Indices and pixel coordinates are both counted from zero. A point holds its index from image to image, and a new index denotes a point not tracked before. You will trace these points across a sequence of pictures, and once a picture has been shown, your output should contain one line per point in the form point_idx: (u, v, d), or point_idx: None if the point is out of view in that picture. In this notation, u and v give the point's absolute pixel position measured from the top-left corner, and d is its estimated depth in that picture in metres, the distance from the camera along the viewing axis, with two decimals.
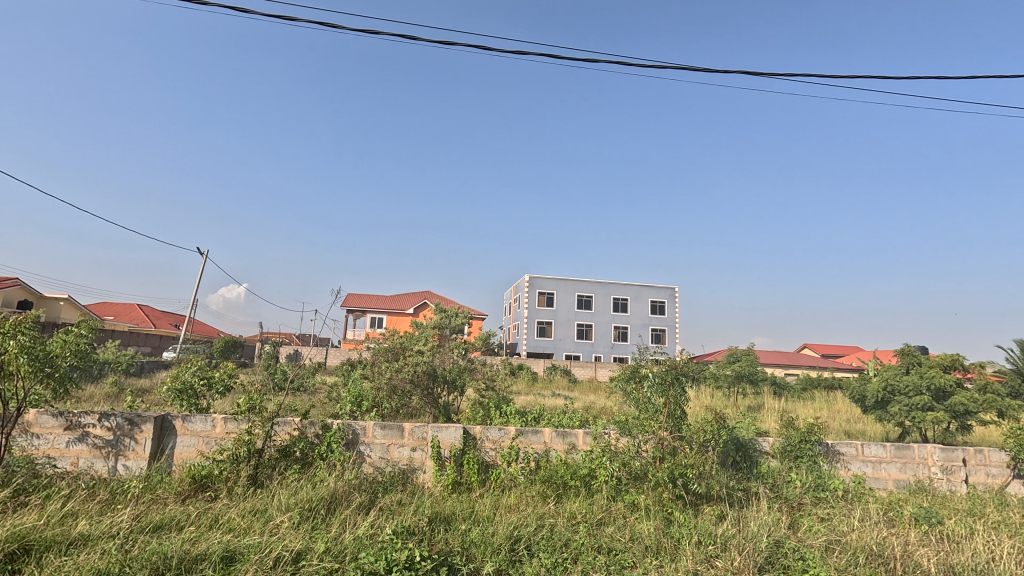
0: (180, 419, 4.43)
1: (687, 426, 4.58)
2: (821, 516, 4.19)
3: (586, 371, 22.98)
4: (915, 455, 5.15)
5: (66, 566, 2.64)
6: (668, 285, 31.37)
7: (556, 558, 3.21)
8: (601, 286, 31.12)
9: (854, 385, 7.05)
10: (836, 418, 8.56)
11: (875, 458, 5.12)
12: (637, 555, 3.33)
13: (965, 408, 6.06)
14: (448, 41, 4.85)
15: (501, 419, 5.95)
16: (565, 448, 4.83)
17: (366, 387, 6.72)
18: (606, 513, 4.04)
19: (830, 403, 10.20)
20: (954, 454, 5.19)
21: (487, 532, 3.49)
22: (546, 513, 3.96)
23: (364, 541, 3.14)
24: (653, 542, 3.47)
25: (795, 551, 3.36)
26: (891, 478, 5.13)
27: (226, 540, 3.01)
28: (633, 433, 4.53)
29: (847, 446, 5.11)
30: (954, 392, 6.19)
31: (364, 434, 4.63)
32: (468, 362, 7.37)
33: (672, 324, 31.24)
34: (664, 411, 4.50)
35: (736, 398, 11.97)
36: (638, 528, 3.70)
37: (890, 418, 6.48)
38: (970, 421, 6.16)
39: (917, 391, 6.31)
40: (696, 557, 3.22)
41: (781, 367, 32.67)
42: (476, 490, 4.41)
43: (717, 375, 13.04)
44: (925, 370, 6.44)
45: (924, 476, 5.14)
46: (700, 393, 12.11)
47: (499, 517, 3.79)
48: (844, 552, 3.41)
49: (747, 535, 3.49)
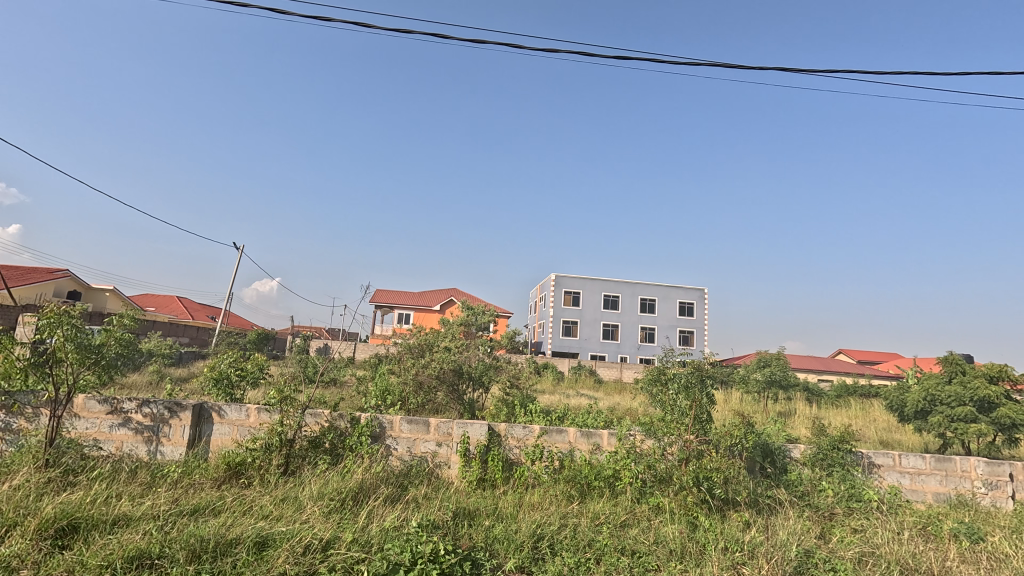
0: (216, 409, 4.60)
1: (714, 430, 4.49)
2: (853, 527, 4.05)
3: (612, 372, 22.83)
4: (956, 468, 4.94)
5: (110, 544, 2.78)
6: (698, 286, 30.87)
7: (579, 558, 3.21)
8: (629, 286, 30.81)
9: (892, 394, 6.83)
10: (871, 426, 8.31)
11: (913, 469, 4.94)
12: (661, 558, 3.30)
13: (1012, 421, 5.78)
14: (479, 40, 4.89)
15: (525, 417, 5.99)
16: (589, 449, 4.82)
17: (392, 380, 6.72)
18: (630, 515, 4.01)
19: (865, 411, 9.87)
20: (1000, 468, 4.95)
21: (510, 529, 3.51)
22: (569, 513, 3.95)
23: (390, 532, 3.20)
24: (678, 546, 3.43)
25: (825, 561, 3.27)
26: (930, 491, 4.94)
27: (260, 526, 3.12)
28: (658, 435, 4.48)
29: (883, 456, 4.95)
30: (1000, 404, 5.91)
31: (391, 428, 4.72)
32: (493, 360, 7.47)
33: (701, 326, 30.68)
34: (690, 414, 4.41)
35: (766, 403, 11.75)
36: (662, 531, 3.67)
37: (929, 429, 6.25)
38: (1017, 434, 5.87)
39: (959, 401, 6.06)
40: (721, 563, 3.18)
41: (815, 372, 31.79)
42: (499, 487, 4.45)
43: (745, 380, 12.84)
44: (969, 380, 6.17)
45: (966, 491, 4.93)
46: (728, 396, 11.95)
47: (522, 515, 3.81)
48: (878, 564, 3.30)
49: (776, 543, 3.42)
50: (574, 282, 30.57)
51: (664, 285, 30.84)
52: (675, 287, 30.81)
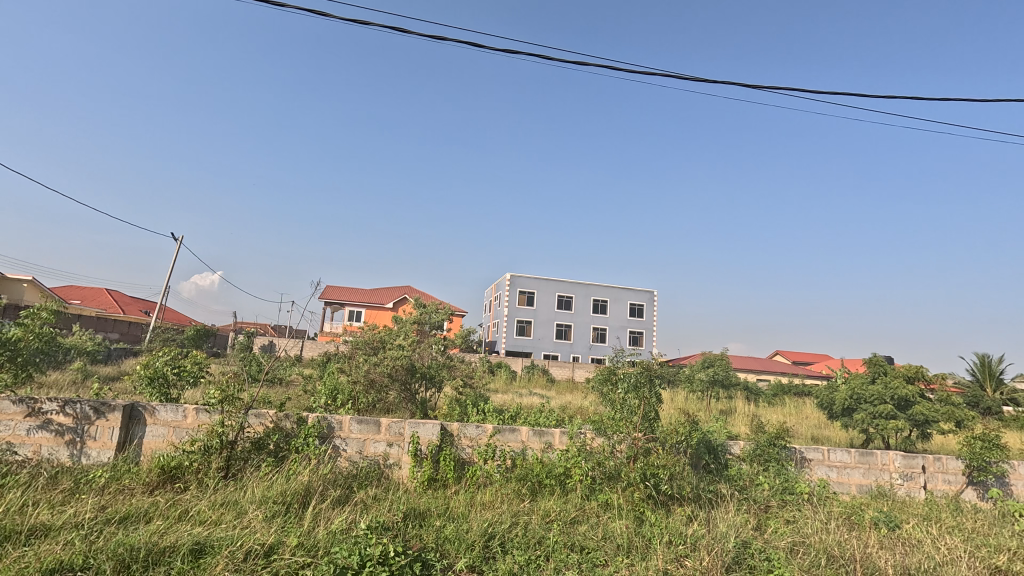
0: (149, 409, 4.33)
1: (661, 428, 4.65)
2: (786, 518, 4.30)
3: (564, 371, 23.17)
4: (877, 461, 5.34)
5: (25, 557, 2.56)
6: (648, 288, 31.84)
7: (530, 556, 3.24)
8: (582, 287, 31.35)
9: (822, 393, 7.30)
10: (803, 423, 8.85)
11: (840, 463, 5.30)
12: (608, 553, 3.38)
13: (925, 418, 6.31)
14: (439, 36, 4.85)
15: (478, 416, 5.98)
16: (541, 447, 4.89)
17: (342, 379, 6.55)
18: (579, 511, 4.08)
19: (799, 409, 10.49)
20: (915, 461, 5.39)
21: (462, 529, 3.50)
22: (520, 511, 3.98)
23: (337, 535, 3.12)
24: (625, 541, 3.53)
25: (761, 552, 3.46)
26: (854, 483, 5.31)
27: (197, 533, 2.97)
28: (608, 433, 4.59)
29: (813, 451, 5.28)
30: (916, 402, 6.43)
31: (340, 429, 4.60)
32: (446, 359, 7.42)
33: (650, 327, 31.66)
34: (638, 412, 4.55)
35: (710, 401, 12.28)
36: (610, 527, 3.76)
37: (855, 426, 6.71)
38: (930, 430, 6.41)
39: (881, 400, 6.56)
40: (666, 557, 3.29)
41: (754, 373, 33.48)
42: (451, 487, 4.42)
43: (690, 379, 13.36)
44: (890, 380, 6.69)
45: (885, 482, 5.33)
46: (674, 395, 12.40)
47: (473, 515, 3.80)
48: (807, 553, 3.51)
49: (716, 535, 3.58)
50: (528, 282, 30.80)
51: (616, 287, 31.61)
52: (627, 289, 31.64)
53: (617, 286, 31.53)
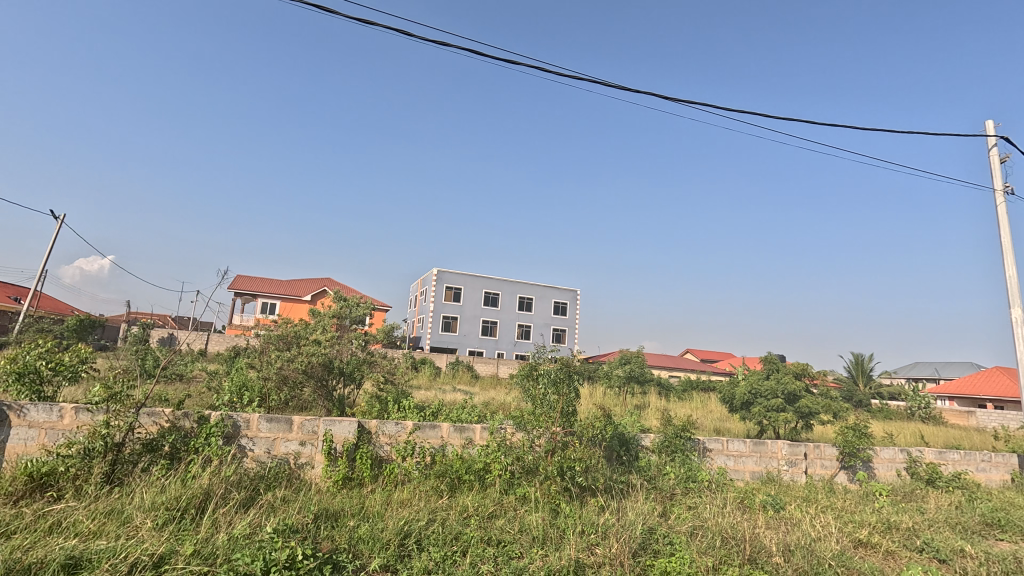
0: (16, 409, 3.82)
1: (578, 422, 4.82)
2: (688, 504, 4.63)
3: (489, 367, 23.31)
4: (767, 450, 5.88)
5: None
6: (571, 288, 32.81)
7: (445, 552, 3.23)
8: (508, 284, 31.67)
9: (725, 388, 7.91)
10: (708, 416, 9.55)
11: (736, 452, 5.78)
12: (524, 545, 3.45)
13: (810, 410, 7.05)
14: (367, 20, 4.68)
15: (398, 413, 5.87)
16: (461, 444, 4.89)
17: (251, 376, 6.15)
18: (497, 506, 4.13)
19: (704, 403, 11.31)
20: (799, 448, 5.99)
21: (376, 528, 3.42)
22: (438, 507, 3.96)
23: (239, 541, 2.93)
24: (540, 533, 3.62)
25: (664, 537, 3.71)
26: (748, 470, 5.81)
27: (71, 546, 2.65)
28: (527, 428, 4.68)
29: (714, 441, 5.72)
30: (802, 396, 7.16)
31: (247, 428, 4.33)
32: (367, 355, 7.20)
33: (572, 325, 32.65)
34: (557, 408, 4.68)
35: (625, 397, 12.90)
36: (526, 520, 3.84)
37: (751, 418, 7.35)
38: (812, 420, 7.17)
39: (774, 394, 7.23)
40: (578, 546, 3.42)
41: (666, 369, 35.59)
42: (367, 486, 4.30)
43: (608, 375, 13.95)
44: (782, 376, 7.39)
45: (774, 468, 5.89)
46: (593, 391, 12.89)
47: (389, 513, 3.72)
48: (705, 535, 3.80)
49: (625, 523, 3.78)
50: (455, 277, 30.61)
51: (541, 285, 32.27)
52: (551, 287, 32.41)
53: (542, 284, 32.21)
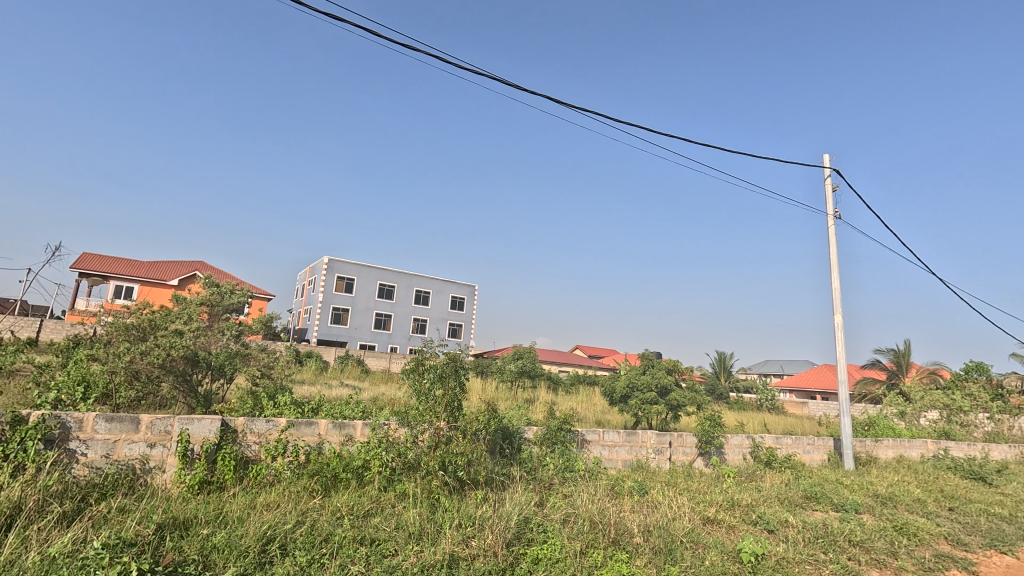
0: None
1: (463, 417, 4.83)
2: (564, 493, 4.87)
3: (381, 362, 22.61)
4: (638, 439, 6.37)
5: None
6: (470, 283, 32.95)
7: (312, 555, 3.07)
8: (405, 277, 30.96)
9: (607, 382, 8.42)
10: (591, 409, 10.14)
11: (611, 442, 6.19)
12: (399, 542, 3.39)
13: (678, 402, 7.78)
14: None
15: (273, 410, 5.45)
16: (340, 441, 4.69)
17: (93, 369, 5.30)
18: (374, 504, 4.01)
19: (588, 397, 11.98)
20: (665, 437, 6.57)
21: (235, 534, 3.15)
22: (308, 509, 3.74)
23: (58, 560, 2.52)
24: (416, 529, 3.58)
25: (538, 525, 3.87)
26: (620, 459, 6.25)
27: None
28: (411, 423, 4.59)
29: (592, 433, 6.07)
30: (673, 389, 7.87)
31: (79, 429, 3.75)
32: (240, 347, 6.62)
33: (469, 320, 32.80)
34: (442, 403, 4.66)
35: (516, 391, 13.25)
36: (403, 517, 3.77)
37: (628, 410, 7.91)
38: (679, 412, 7.92)
39: (649, 388, 7.85)
40: (454, 539, 3.43)
41: (556, 365, 37.14)
42: (229, 489, 3.94)
43: (501, 370, 14.23)
44: (656, 371, 8.05)
45: (643, 456, 6.39)
46: (484, 385, 13.07)
47: (252, 518, 3.44)
48: (576, 522, 4.02)
49: (501, 514, 3.87)
50: (348, 267, 29.23)
51: (439, 279, 31.99)
52: (449, 282, 32.27)
53: (440, 279, 31.94)
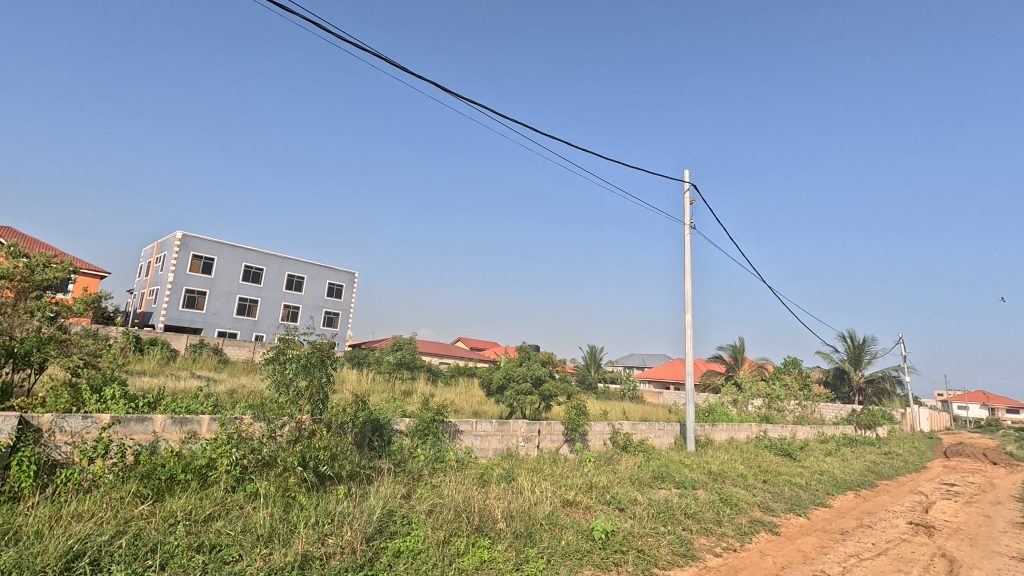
0: None
1: (328, 410, 4.58)
2: (432, 484, 4.85)
3: (242, 351, 20.61)
4: (510, 428, 6.57)
5: None
6: (349, 270, 31.39)
7: (133, 569, 2.68)
8: (276, 259, 28.52)
9: (485, 373, 8.55)
10: (468, 400, 10.24)
11: (483, 432, 6.31)
12: (244, 547, 3.11)
13: (551, 392, 8.17)
14: None
15: (98, 404, 4.69)
16: (181, 438, 4.23)
17: None
18: (218, 506, 3.63)
19: (465, 388, 12.08)
20: (534, 426, 6.86)
21: (29, 553, 2.64)
22: (133, 517, 3.27)
23: None
24: (266, 530, 3.31)
25: (402, 517, 3.81)
26: (491, 448, 6.39)
27: None
28: (267, 417, 4.23)
29: (464, 423, 6.14)
30: (546, 380, 8.23)
31: None
32: (56, 332, 5.57)
33: (347, 309, 31.24)
34: (305, 394, 4.34)
35: (393, 382, 12.92)
36: (252, 518, 3.47)
37: (504, 400, 8.12)
38: (551, 401, 8.32)
39: (525, 379, 8.13)
40: (308, 538, 3.22)
41: (437, 356, 37.00)
42: (26, 500, 3.29)
43: (378, 361, 13.77)
44: (531, 363, 8.35)
45: (513, 444, 6.61)
46: (359, 377, 12.55)
47: (55, 532, 2.91)
48: (441, 512, 4.02)
49: (364, 509, 3.73)
50: (207, 245, 26.14)
51: (315, 264, 30.00)
52: (326, 268, 30.41)
53: (317, 264, 29.96)
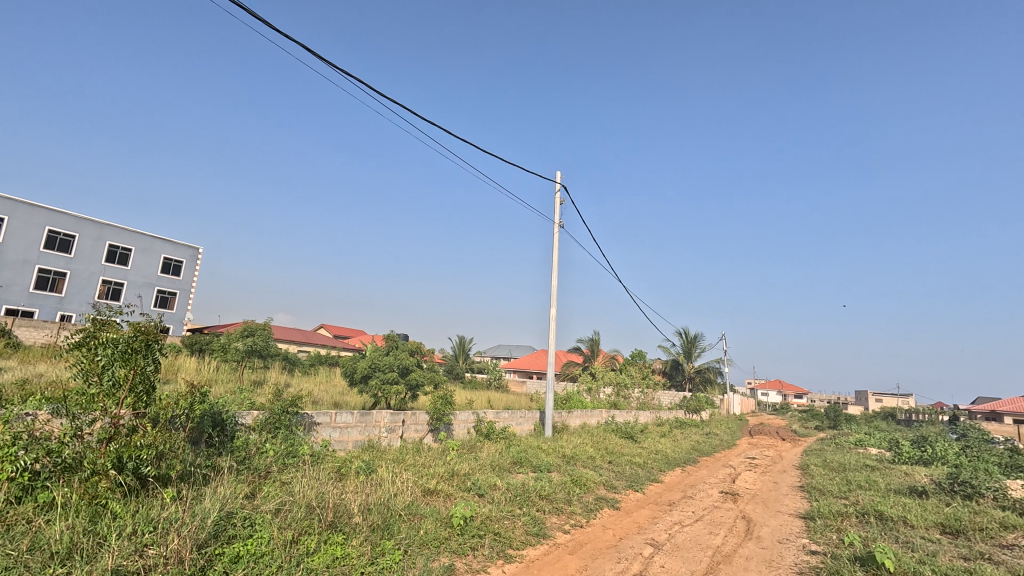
0: None
1: (155, 403, 3.96)
2: (281, 481, 4.49)
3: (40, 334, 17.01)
4: (372, 419, 6.36)
5: None
6: (191, 244, 27.60)
7: None
8: (93, 226, 23.96)
9: (348, 363, 8.14)
10: (327, 391, 9.65)
11: (343, 424, 6.02)
12: (30, 569, 2.57)
13: (417, 381, 8.06)
14: None
15: None
16: None
17: None
18: None
19: (326, 378, 11.39)
20: (398, 416, 6.72)
21: None
22: None
23: None
24: (63, 547, 2.78)
25: (243, 519, 3.48)
26: (351, 440, 6.11)
27: None
28: (71, 412, 3.51)
29: (322, 415, 5.81)
30: (413, 369, 8.10)
31: None
32: None
33: (186, 288, 27.46)
34: (125, 384, 3.65)
35: (241, 371, 11.68)
36: (44, 533, 2.89)
37: (368, 390, 7.81)
38: (417, 391, 8.20)
39: (391, 368, 7.90)
40: (120, 551, 2.76)
41: (295, 344, 34.32)
42: None
43: (223, 348, 12.33)
44: (398, 352, 8.14)
45: (375, 436, 6.40)
46: (197, 365, 11.10)
47: None
48: (290, 510, 3.74)
49: (195, 512, 3.31)
50: None
51: (147, 235, 25.83)
52: (161, 240, 26.36)
53: (149, 234, 25.82)
